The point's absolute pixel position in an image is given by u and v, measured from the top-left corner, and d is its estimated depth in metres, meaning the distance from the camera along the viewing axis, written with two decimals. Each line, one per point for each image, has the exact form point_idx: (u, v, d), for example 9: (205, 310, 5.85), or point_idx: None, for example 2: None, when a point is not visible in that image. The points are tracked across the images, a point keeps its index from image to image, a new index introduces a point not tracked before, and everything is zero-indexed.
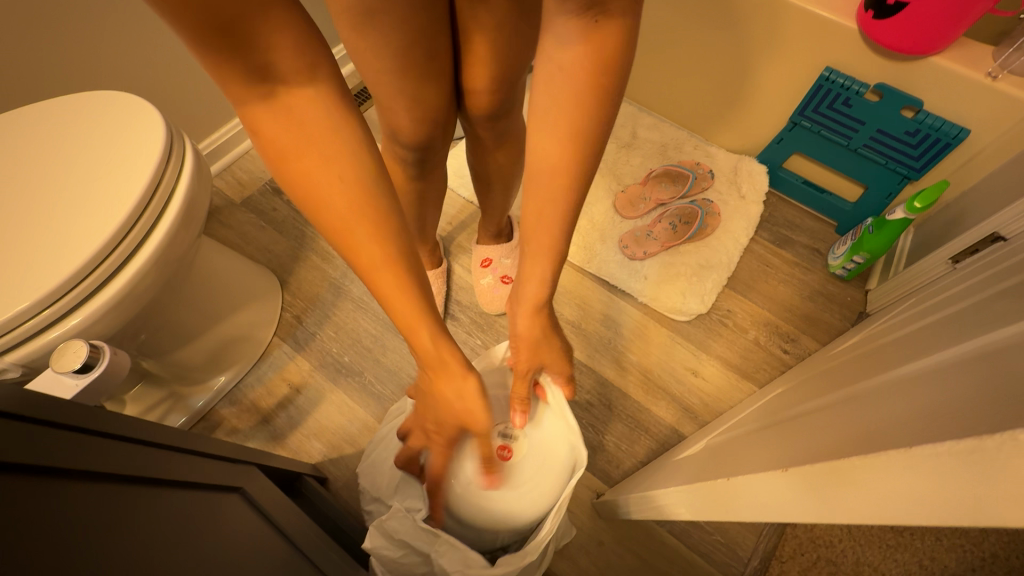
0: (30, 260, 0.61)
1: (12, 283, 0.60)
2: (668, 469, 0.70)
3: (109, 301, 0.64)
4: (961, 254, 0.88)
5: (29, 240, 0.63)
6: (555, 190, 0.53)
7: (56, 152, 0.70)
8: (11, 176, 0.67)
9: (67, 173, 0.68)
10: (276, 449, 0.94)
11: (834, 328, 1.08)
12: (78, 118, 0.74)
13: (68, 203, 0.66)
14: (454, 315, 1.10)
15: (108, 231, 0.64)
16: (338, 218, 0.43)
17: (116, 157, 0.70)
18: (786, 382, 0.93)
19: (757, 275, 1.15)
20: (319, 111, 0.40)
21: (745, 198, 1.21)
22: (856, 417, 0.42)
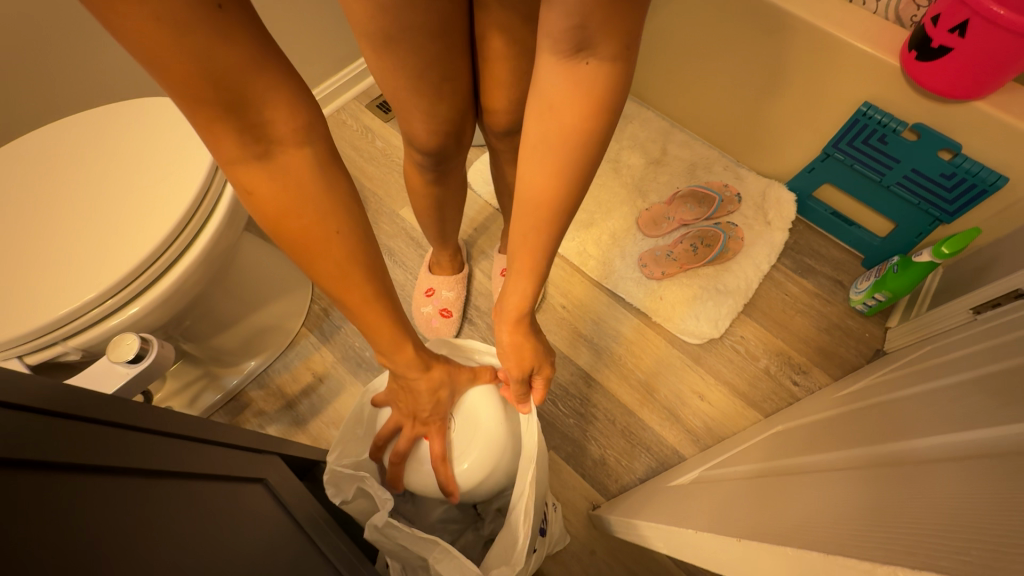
0: (93, 258, 0.68)
1: (76, 277, 0.67)
2: (665, 499, 0.70)
3: (158, 298, 0.71)
4: (983, 305, 0.86)
5: (93, 239, 0.70)
6: (539, 216, 0.51)
7: (121, 155, 0.77)
8: (81, 177, 0.75)
9: (129, 175, 0.75)
10: (297, 434, 1.01)
11: (847, 363, 1.08)
12: (139, 124, 0.80)
13: (128, 205, 0.72)
14: (471, 319, 1.14)
15: (162, 234, 0.70)
16: (336, 272, 0.47)
17: (170, 163, 0.75)
18: (788, 415, 0.94)
19: (775, 303, 1.15)
20: (309, 167, 0.43)
21: (770, 224, 1.20)
22: (847, 493, 0.40)
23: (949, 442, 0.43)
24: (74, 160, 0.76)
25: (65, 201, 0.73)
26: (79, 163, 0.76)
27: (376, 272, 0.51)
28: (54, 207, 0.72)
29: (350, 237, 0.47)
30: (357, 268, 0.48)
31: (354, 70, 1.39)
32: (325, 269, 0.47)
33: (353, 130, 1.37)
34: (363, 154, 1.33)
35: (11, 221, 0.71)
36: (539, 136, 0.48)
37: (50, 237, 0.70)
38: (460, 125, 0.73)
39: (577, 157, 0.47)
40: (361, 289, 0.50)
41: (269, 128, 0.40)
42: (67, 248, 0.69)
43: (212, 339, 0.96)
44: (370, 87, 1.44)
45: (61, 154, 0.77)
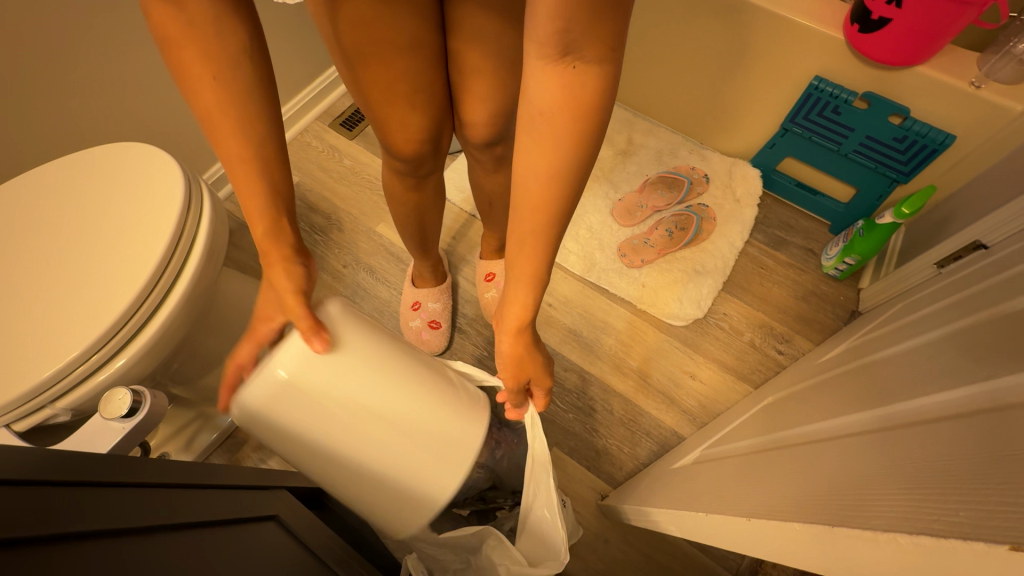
0: (74, 316, 0.67)
1: (58, 337, 0.65)
2: (671, 483, 0.72)
3: (144, 348, 0.69)
4: (946, 260, 0.91)
5: (71, 296, 0.68)
6: (537, 220, 0.52)
7: (86, 205, 0.75)
8: (52, 233, 0.73)
9: (101, 227, 0.73)
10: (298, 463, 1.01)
11: (826, 327, 1.13)
12: (102, 173, 0.78)
13: (103, 258, 0.70)
14: (461, 327, 1.15)
15: (142, 284, 0.69)
16: (211, 109, 0.48)
17: (140, 210, 0.74)
18: (776, 384, 0.98)
19: (752, 279, 1.18)
20: (214, 23, 0.44)
21: (739, 201, 1.24)
22: (844, 466, 0.42)
23: (927, 408, 0.44)
24: (45, 218, 0.74)
25: (37, 260, 0.70)
26: (47, 219, 0.74)
27: (251, 130, 0.50)
28: (25, 266, 0.70)
29: (230, 85, 0.48)
30: (240, 130, 0.50)
31: (311, 90, 1.37)
32: (212, 114, 0.49)
33: (318, 151, 1.35)
34: (331, 176, 1.32)
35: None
36: (531, 142, 0.49)
37: (26, 299, 0.68)
38: (437, 134, 0.71)
39: (568, 163, 0.48)
40: (239, 142, 0.50)
41: None
42: (45, 307, 0.67)
43: (202, 379, 0.94)
44: (331, 106, 1.42)
45: (26, 213, 0.75)
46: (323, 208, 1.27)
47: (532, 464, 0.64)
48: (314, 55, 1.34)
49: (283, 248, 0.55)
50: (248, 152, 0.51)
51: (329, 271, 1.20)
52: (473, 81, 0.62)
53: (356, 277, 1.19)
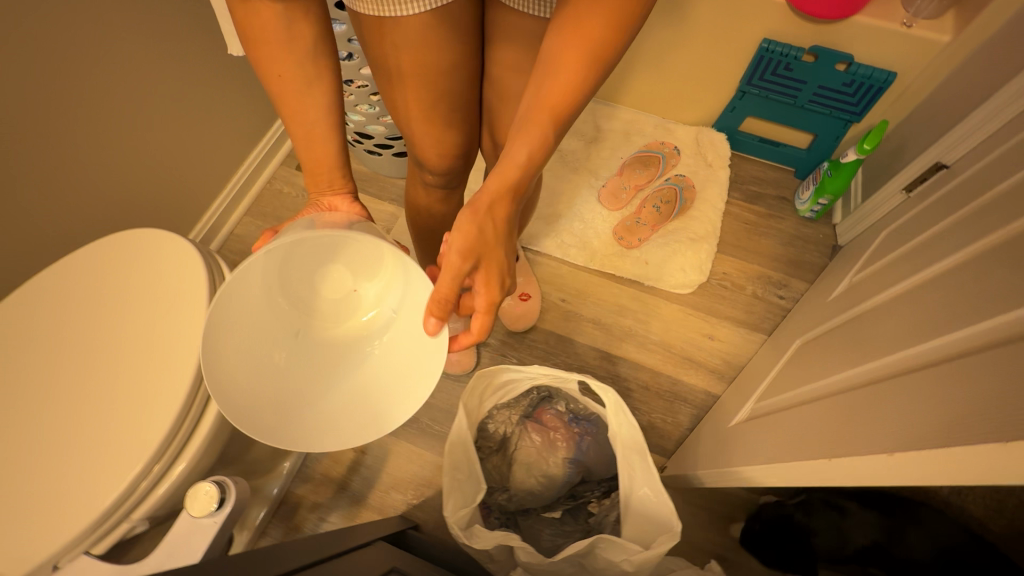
0: (124, 428, 0.63)
1: (117, 451, 0.62)
2: (737, 440, 0.77)
3: (201, 448, 0.65)
4: (913, 183, 1.01)
5: (116, 407, 0.64)
6: (551, 103, 0.52)
7: (103, 307, 0.71)
8: (75, 345, 0.68)
9: (128, 327, 0.69)
10: (360, 511, 1.00)
11: (814, 266, 1.22)
12: (109, 269, 0.73)
13: (139, 361, 0.67)
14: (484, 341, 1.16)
15: (188, 382, 0.65)
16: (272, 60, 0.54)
17: (165, 300, 0.70)
18: (790, 328, 1.06)
19: (741, 235, 1.26)
20: None
21: (712, 165, 1.31)
22: (929, 389, 0.47)
23: (980, 328, 0.49)
24: (61, 330, 0.69)
25: (67, 376, 0.66)
26: (65, 330, 0.69)
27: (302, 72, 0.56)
28: (57, 384, 0.66)
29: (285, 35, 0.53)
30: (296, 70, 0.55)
31: (273, 134, 1.31)
32: (287, 92, 0.57)
33: (293, 197, 1.31)
34: None
35: (16, 418, 0.64)
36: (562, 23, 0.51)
37: (66, 419, 0.64)
38: (469, 150, 0.73)
39: (595, 51, 0.49)
40: (294, 82, 0.56)
41: None
42: (90, 424, 0.64)
43: (249, 457, 0.90)
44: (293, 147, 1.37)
45: (39, 329, 0.69)
46: None
47: (620, 450, 0.65)
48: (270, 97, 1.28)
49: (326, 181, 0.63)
50: (302, 89, 0.57)
51: None
52: (503, 92, 0.64)
53: None
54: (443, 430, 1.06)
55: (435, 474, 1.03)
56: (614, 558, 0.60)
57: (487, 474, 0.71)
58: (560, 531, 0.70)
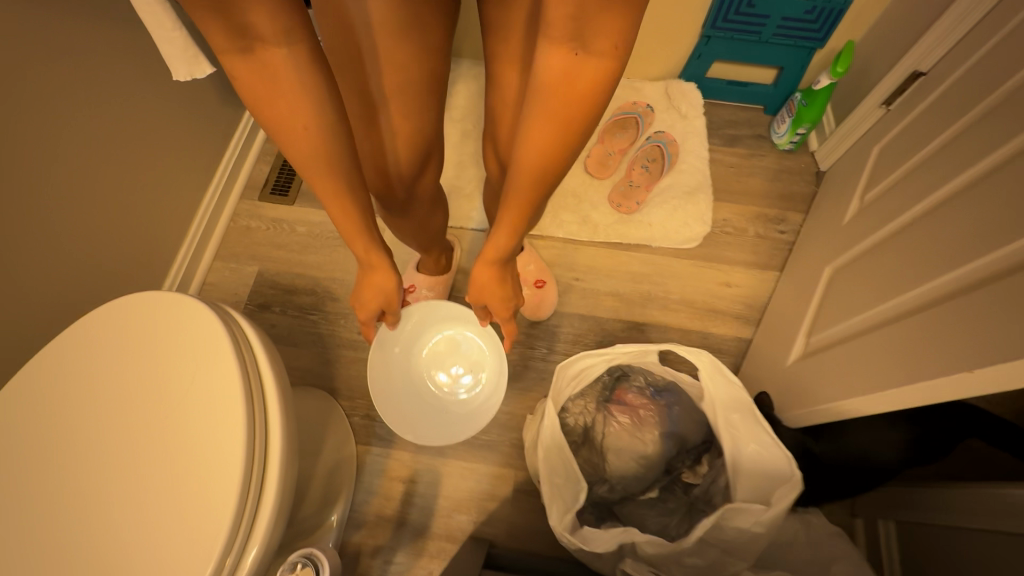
0: (178, 525, 0.55)
1: (179, 551, 0.54)
2: (840, 374, 0.77)
3: (271, 526, 0.57)
4: (891, 96, 1.03)
5: (161, 503, 0.56)
6: (532, 178, 0.62)
7: (117, 393, 0.61)
8: (92, 443, 0.59)
9: (149, 411, 0.60)
10: (426, 543, 0.94)
11: (804, 196, 1.25)
12: (111, 347, 0.63)
13: (173, 446, 0.59)
14: (508, 337, 1.11)
15: (240, 457, 0.57)
16: (304, 155, 0.58)
17: (185, 370, 0.61)
18: (805, 259, 1.08)
19: (730, 180, 1.27)
20: (291, 71, 0.53)
21: (687, 116, 1.31)
22: None
23: None
24: (68, 428, 0.60)
25: (93, 480, 0.57)
26: (73, 429, 0.60)
27: (333, 163, 0.60)
28: (85, 490, 0.57)
29: (317, 132, 0.57)
30: (326, 165, 0.60)
31: (225, 166, 1.20)
32: (328, 190, 0.62)
33: (264, 231, 1.20)
34: (292, 250, 1.18)
35: (44, 540, 0.55)
36: (538, 109, 0.57)
37: (108, 531, 0.55)
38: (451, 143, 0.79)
39: (568, 125, 0.57)
40: (326, 173, 0.60)
41: (253, 28, 0.49)
42: (138, 527, 0.56)
43: None
44: (250, 178, 1.26)
45: (41, 433, 0.60)
46: (303, 284, 1.15)
47: (713, 410, 0.62)
48: (214, 126, 1.16)
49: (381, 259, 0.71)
50: (338, 179, 0.62)
51: (348, 343, 1.10)
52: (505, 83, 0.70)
53: None
54: (491, 438, 1.01)
55: (495, 484, 0.97)
56: (740, 523, 0.58)
57: (582, 468, 0.67)
58: (664, 510, 0.67)
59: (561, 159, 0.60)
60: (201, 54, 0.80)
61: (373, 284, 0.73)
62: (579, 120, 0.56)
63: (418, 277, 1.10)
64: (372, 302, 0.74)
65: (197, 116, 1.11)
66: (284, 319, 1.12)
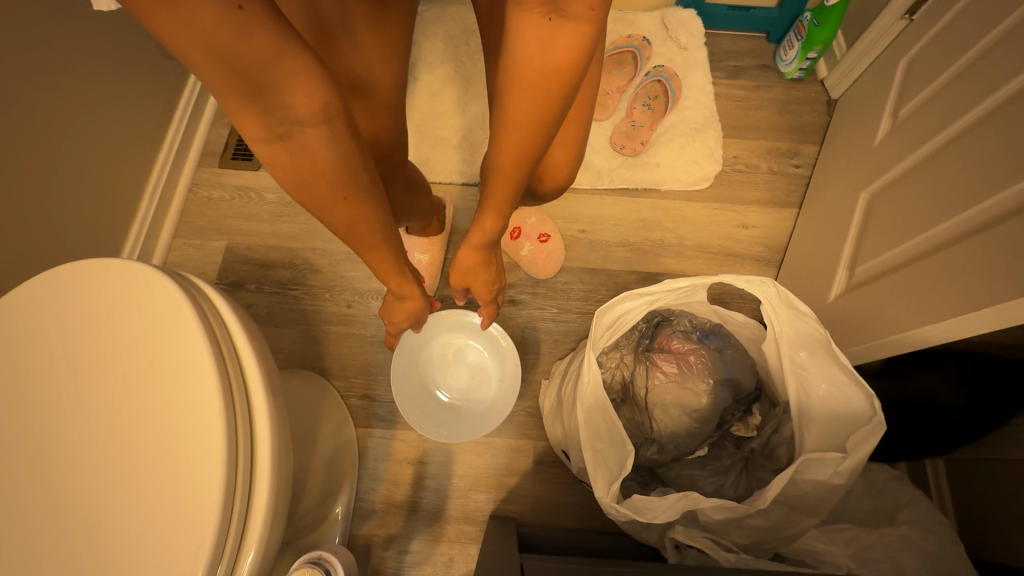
0: (155, 538, 0.46)
1: (160, 567, 0.45)
2: (912, 314, 0.68)
3: (269, 529, 0.48)
4: (916, 5, 0.93)
5: (131, 511, 0.47)
6: (512, 172, 0.53)
7: (62, 385, 0.50)
8: (37, 447, 0.48)
9: (107, 405, 0.50)
10: (444, 528, 0.85)
11: (817, 126, 1.16)
12: (49, 330, 0.52)
13: (140, 445, 0.49)
14: (514, 299, 1.01)
15: (220, 449, 0.47)
16: (343, 217, 0.50)
17: (146, 353, 0.51)
18: (828, 191, 1.00)
19: (737, 114, 1.17)
20: (329, 148, 0.44)
21: (687, 48, 1.20)
22: None
23: None
24: (3, 431, 0.49)
25: (44, 491, 0.48)
26: (11, 432, 0.49)
27: (373, 219, 0.52)
28: (36, 505, 0.47)
29: (358, 199, 0.49)
30: (366, 222, 0.52)
31: (177, 131, 1.06)
32: (366, 243, 0.55)
33: (228, 201, 1.07)
34: (263, 220, 1.05)
35: None
36: (507, 90, 0.47)
37: (71, 550, 0.46)
38: None
39: (549, 113, 0.48)
40: (360, 226, 0.52)
41: (291, 111, 0.40)
42: (106, 542, 0.46)
43: None
44: (207, 143, 1.11)
45: None
46: (279, 257, 1.02)
47: (774, 348, 0.54)
48: (157, 84, 1.02)
49: (411, 289, 0.65)
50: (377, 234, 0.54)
51: (336, 319, 0.99)
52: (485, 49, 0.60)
53: (371, 309, 0.98)
54: None
55: (514, 458, 0.89)
56: (817, 476, 0.50)
57: (624, 426, 0.59)
58: (718, 469, 0.59)
59: (541, 142, 0.50)
60: None
61: (402, 310, 0.68)
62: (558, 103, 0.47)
63: (408, 240, 0.98)
64: (401, 322, 0.70)
65: (135, 71, 0.96)
66: (261, 297, 1.00)
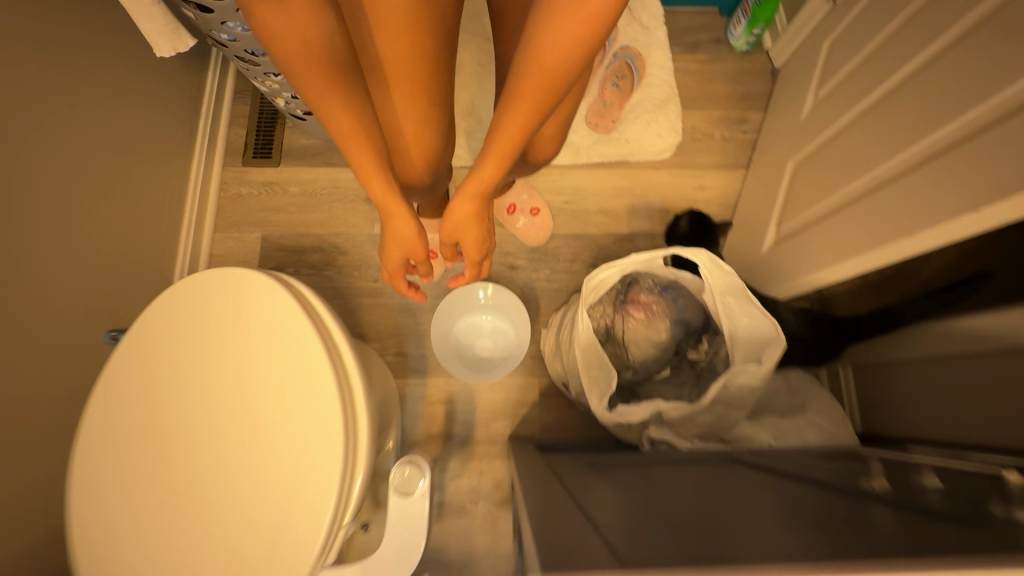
0: (291, 474, 0.64)
1: (298, 493, 0.63)
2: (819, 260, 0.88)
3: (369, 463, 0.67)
4: None
5: (270, 455, 0.65)
6: (525, 119, 0.60)
7: (209, 371, 0.68)
8: (199, 416, 0.67)
9: (244, 383, 0.68)
10: (474, 449, 1.09)
11: (762, 94, 1.34)
12: (194, 332, 0.70)
13: (272, 410, 0.66)
14: (513, 264, 1.20)
15: (332, 408, 0.65)
16: (318, 94, 0.57)
17: (269, 343, 0.68)
18: (768, 156, 1.19)
19: (694, 87, 1.34)
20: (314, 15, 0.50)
21: (648, 27, 1.34)
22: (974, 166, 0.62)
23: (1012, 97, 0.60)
24: (172, 404, 0.67)
25: (206, 444, 0.66)
26: (179, 407, 0.67)
27: (349, 104, 0.59)
28: (200, 453, 0.66)
29: (332, 75, 0.56)
30: (344, 107, 0.59)
31: (201, 137, 1.19)
32: (347, 136, 0.61)
33: (257, 195, 1.22)
34: (291, 212, 1.21)
35: (179, 499, 0.64)
36: (536, 42, 0.53)
37: (232, 486, 0.64)
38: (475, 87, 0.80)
39: (568, 70, 0.54)
40: (340, 105, 0.58)
41: None
42: (252, 476, 0.64)
43: None
44: (229, 145, 1.25)
45: (149, 412, 0.67)
46: (309, 243, 1.20)
47: (711, 296, 0.76)
48: (179, 97, 1.14)
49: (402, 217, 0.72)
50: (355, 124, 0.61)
51: (365, 292, 1.18)
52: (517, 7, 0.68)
53: None
54: None
55: (523, 392, 1.12)
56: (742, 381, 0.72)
57: (609, 359, 0.81)
58: (677, 384, 0.82)
59: (554, 99, 0.57)
60: (181, 27, 0.81)
61: (394, 240, 0.74)
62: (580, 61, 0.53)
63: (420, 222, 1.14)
64: (392, 255, 0.77)
65: (163, 88, 1.08)
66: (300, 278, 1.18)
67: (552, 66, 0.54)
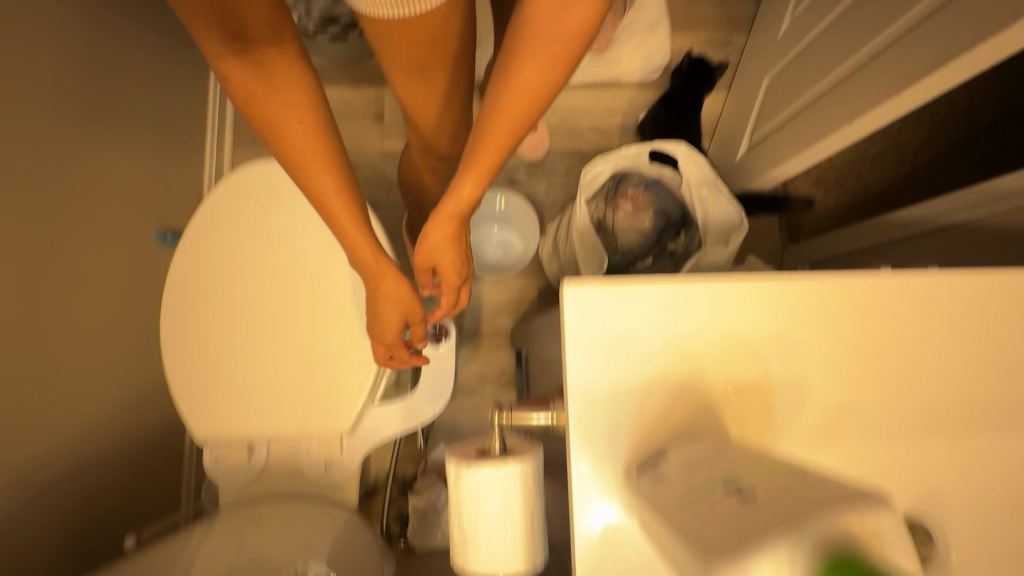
0: (343, 343, 0.76)
1: (348, 358, 0.77)
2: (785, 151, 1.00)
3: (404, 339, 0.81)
4: None
5: (324, 327, 0.77)
6: (507, 129, 0.56)
7: (266, 252, 0.78)
8: (260, 290, 0.77)
9: (298, 266, 0.77)
10: (481, 340, 1.25)
11: (746, 17, 1.42)
12: (251, 218, 0.78)
13: (324, 289, 0.77)
14: (513, 178, 1.32)
15: None
16: (291, 142, 0.56)
17: (319, 232, 0.78)
18: (748, 75, 1.29)
19: (682, 9, 1.41)
20: (295, 70, 0.55)
21: None
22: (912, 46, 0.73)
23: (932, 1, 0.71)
24: (230, 279, 0.77)
25: (268, 317, 0.77)
26: (242, 282, 0.77)
27: (329, 153, 0.58)
28: (267, 323, 0.77)
29: (309, 125, 0.56)
30: (319, 151, 0.57)
31: None
32: (315, 175, 0.58)
33: None
34: None
35: (247, 359, 0.76)
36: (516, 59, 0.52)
37: (292, 351, 0.76)
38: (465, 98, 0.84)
39: (553, 75, 0.52)
40: (316, 144, 0.57)
41: (247, 33, 0.50)
42: (316, 343, 0.76)
43: None
44: None
45: (211, 284, 0.77)
46: None
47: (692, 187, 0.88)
48: None
49: (387, 266, 0.64)
50: (331, 171, 0.58)
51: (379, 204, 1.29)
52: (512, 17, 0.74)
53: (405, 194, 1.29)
54: None
55: (524, 291, 1.27)
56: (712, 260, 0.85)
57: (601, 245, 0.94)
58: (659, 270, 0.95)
59: (537, 106, 0.55)
60: None
61: (384, 303, 0.66)
62: (567, 63, 0.52)
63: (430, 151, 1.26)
64: (378, 330, 0.67)
65: None
66: None
67: (532, 82, 0.52)
